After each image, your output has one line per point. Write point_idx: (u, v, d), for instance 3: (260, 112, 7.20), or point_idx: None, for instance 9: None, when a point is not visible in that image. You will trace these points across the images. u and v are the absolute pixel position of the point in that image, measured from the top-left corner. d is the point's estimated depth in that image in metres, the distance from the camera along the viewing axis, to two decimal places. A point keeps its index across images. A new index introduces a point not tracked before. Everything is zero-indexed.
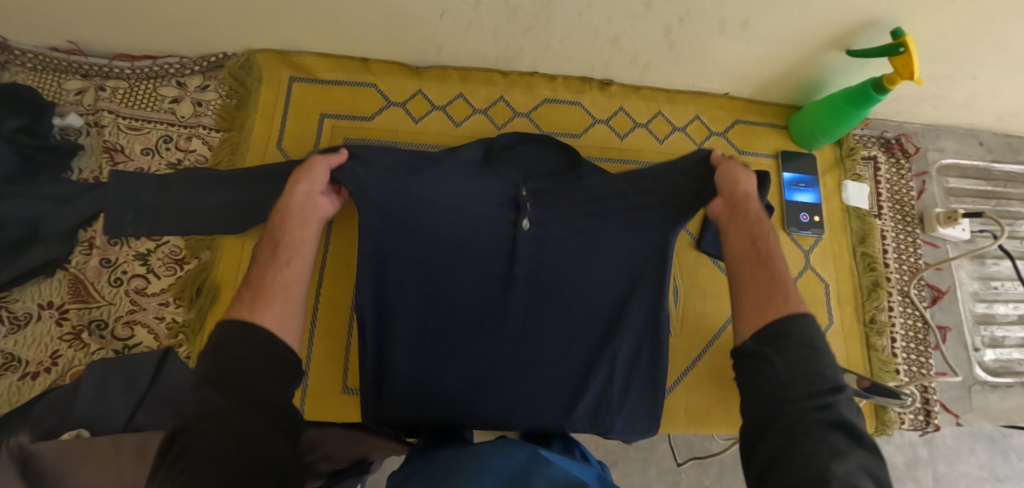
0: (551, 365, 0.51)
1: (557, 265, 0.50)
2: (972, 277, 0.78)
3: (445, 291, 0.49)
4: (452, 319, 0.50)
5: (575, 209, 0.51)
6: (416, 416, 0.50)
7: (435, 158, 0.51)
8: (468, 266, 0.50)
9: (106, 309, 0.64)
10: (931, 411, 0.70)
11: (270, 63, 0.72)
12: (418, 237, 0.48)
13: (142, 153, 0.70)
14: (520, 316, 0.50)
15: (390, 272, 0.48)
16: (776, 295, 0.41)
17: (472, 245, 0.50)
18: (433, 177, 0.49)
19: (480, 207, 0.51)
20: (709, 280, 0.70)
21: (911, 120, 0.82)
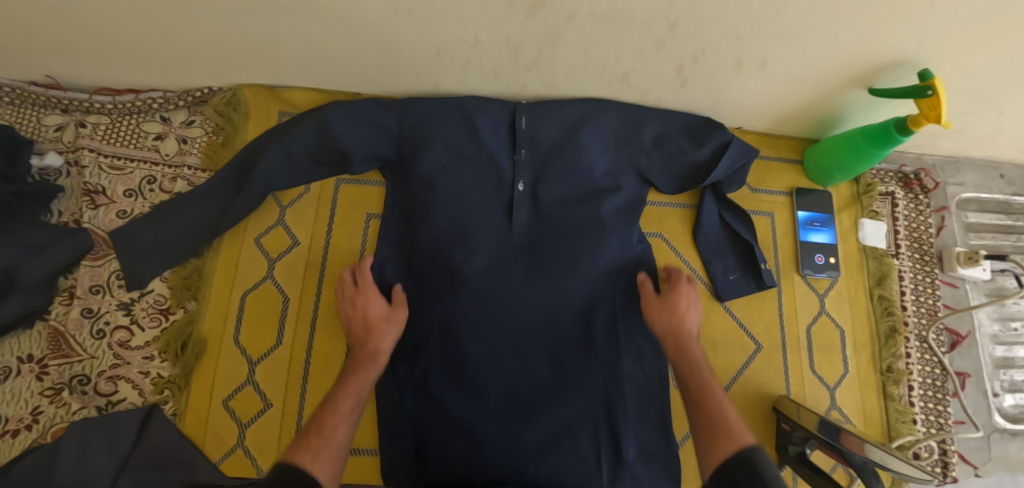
0: (546, 326, 0.57)
1: (548, 231, 0.58)
2: (992, 319, 0.75)
3: (447, 251, 0.57)
4: (453, 274, 0.56)
5: (564, 189, 0.59)
6: (423, 366, 0.56)
7: (441, 144, 0.59)
8: (469, 229, 0.57)
9: (88, 363, 0.61)
10: (949, 463, 0.67)
11: (258, 99, 0.68)
12: (426, 203, 0.58)
13: (125, 194, 0.67)
14: (515, 274, 0.56)
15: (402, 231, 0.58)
16: (720, 432, 0.44)
17: (471, 210, 0.57)
18: (438, 156, 0.58)
19: (480, 180, 0.58)
20: (720, 330, 0.67)
21: (929, 153, 0.79)
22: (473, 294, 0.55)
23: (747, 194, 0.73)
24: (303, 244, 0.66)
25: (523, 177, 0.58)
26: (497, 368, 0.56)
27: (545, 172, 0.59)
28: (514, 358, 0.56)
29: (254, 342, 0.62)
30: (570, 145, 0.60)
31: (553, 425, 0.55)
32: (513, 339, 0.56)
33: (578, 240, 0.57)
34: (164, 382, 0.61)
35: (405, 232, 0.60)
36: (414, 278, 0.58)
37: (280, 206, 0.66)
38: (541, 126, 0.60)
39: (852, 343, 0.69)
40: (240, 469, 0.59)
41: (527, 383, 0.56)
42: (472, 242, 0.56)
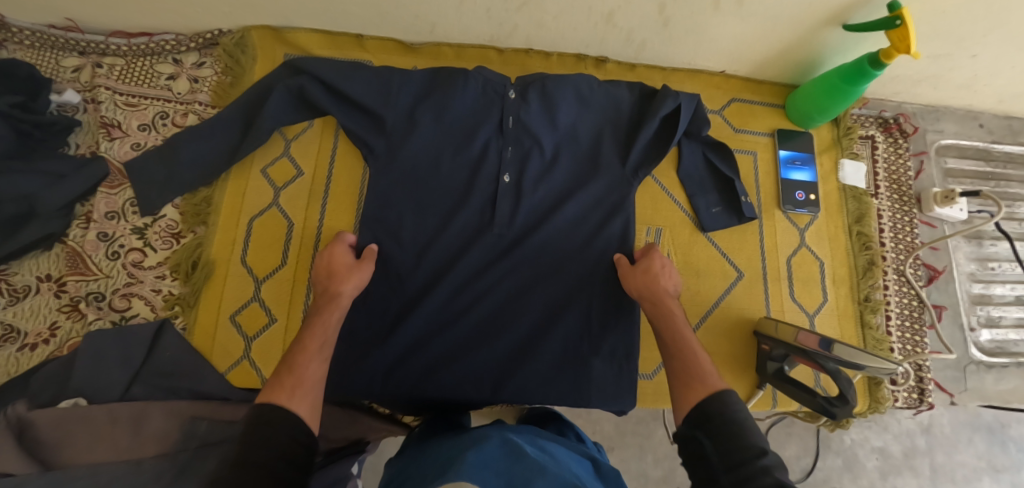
0: (523, 294, 0.65)
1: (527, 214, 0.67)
2: (969, 259, 0.78)
3: (436, 227, 0.65)
4: (442, 247, 0.65)
5: (541, 175, 0.68)
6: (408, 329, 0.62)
7: (432, 132, 0.67)
8: (456, 209, 0.66)
9: (103, 281, 0.64)
10: (925, 389, 0.70)
11: (265, 41, 0.72)
12: (418, 184, 0.66)
13: (139, 129, 0.70)
14: (496, 251, 0.65)
15: (394, 207, 0.65)
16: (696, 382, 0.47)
17: (457, 193, 0.67)
18: (424, 144, 0.67)
19: (464, 167, 0.67)
20: (703, 258, 0.70)
21: (909, 100, 0.82)
22: (464, 250, 0.65)
23: (731, 134, 0.76)
24: (307, 174, 0.69)
25: (505, 158, 0.67)
26: (478, 312, 0.64)
27: (522, 154, 0.68)
28: (496, 299, 0.64)
29: (259, 262, 0.65)
30: (542, 128, 0.68)
31: (529, 363, 0.63)
32: (496, 286, 0.64)
33: (550, 214, 0.66)
34: (175, 300, 0.64)
35: (392, 193, 0.65)
36: (409, 237, 0.65)
37: (284, 152, 0.70)
38: (521, 111, 0.67)
39: (831, 274, 0.72)
40: (246, 380, 0.63)
41: (507, 327, 0.63)
42: (460, 208, 0.66)
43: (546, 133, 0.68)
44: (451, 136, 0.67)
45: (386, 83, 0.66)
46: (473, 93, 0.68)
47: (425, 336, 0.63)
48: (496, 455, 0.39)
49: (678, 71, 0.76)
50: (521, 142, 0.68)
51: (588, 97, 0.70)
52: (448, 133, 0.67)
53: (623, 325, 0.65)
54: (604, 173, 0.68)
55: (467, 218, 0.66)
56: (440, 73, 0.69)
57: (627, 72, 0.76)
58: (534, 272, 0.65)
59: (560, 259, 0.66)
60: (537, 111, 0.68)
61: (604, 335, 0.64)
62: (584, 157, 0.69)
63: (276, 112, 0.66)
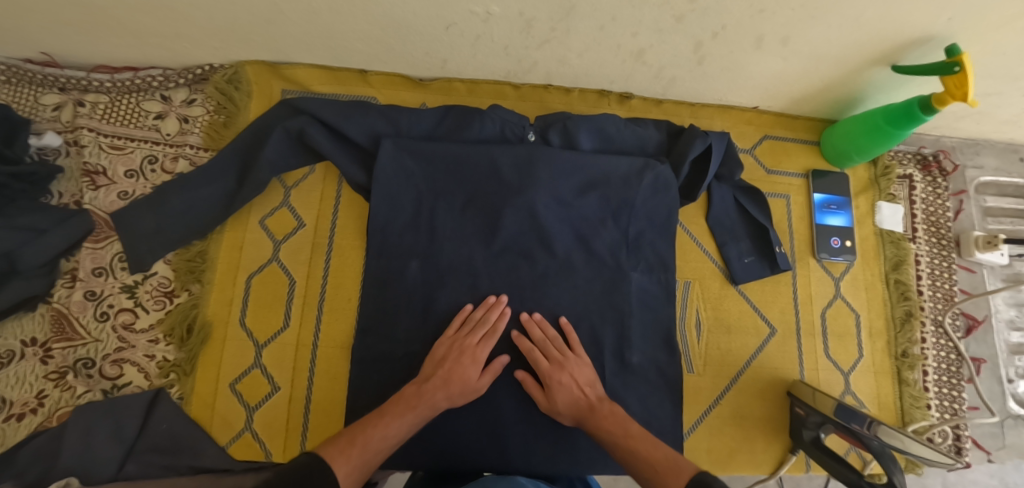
0: None
1: (548, 267, 0.62)
2: (1008, 305, 0.74)
3: (452, 286, 0.60)
4: (456, 310, 0.60)
5: (564, 223, 0.62)
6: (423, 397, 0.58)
7: (443, 180, 0.61)
8: (470, 265, 0.61)
9: (92, 347, 0.60)
10: (963, 449, 0.67)
11: (260, 77, 0.66)
12: (427, 236, 0.61)
13: (125, 175, 0.65)
14: (516, 308, 0.60)
15: (406, 266, 0.60)
16: (665, 468, 0.45)
17: (466, 247, 0.61)
18: (438, 192, 0.62)
19: (480, 219, 0.62)
20: (734, 315, 0.65)
21: (949, 135, 0.76)
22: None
23: (763, 175, 0.71)
24: (309, 225, 0.64)
25: (524, 209, 0.61)
26: (496, 382, 0.59)
27: (546, 200, 0.62)
28: (516, 373, 0.59)
29: (260, 325, 0.61)
30: (569, 170, 0.62)
31: (552, 428, 0.59)
32: (516, 358, 0.59)
33: (573, 267, 0.62)
34: (170, 366, 0.60)
35: (401, 249, 0.61)
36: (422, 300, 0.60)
37: (285, 201, 0.65)
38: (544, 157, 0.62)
39: (867, 328, 0.68)
40: (249, 453, 0.58)
41: (529, 402, 0.59)
42: (476, 262, 0.61)
43: (567, 187, 0.62)
44: (467, 190, 0.62)
45: (397, 128, 0.62)
46: (489, 136, 0.64)
47: (442, 412, 0.58)
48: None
49: (708, 106, 0.71)
50: (543, 197, 0.61)
51: (613, 138, 0.65)
52: (460, 189, 0.62)
53: (650, 389, 0.61)
54: (631, 231, 0.63)
55: (485, 278, 0.61)
56: (451, 113, 0.64)
57: (653, 108, 0.70)
58: (557, 332, 0.60)
59: (585, 328, 0.61)
60: (560, 155, 0.62)
61: (631, 399, 0.60)
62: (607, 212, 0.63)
63: (275, 159, 0.61)
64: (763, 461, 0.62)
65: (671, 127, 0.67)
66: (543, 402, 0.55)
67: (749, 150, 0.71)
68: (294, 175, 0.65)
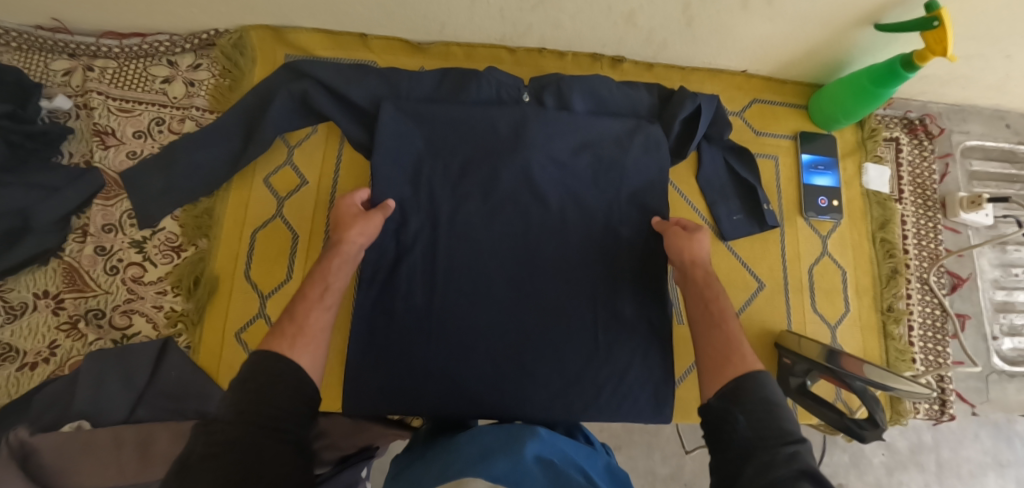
0: (538, 306, 0.62)
1: (542, 222, 0.64)
2: (993, 265, 0.76)
3: (449, 238, 0.62)
4: (454, 262, 0.62)
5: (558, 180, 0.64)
6: (421, 346, 0.60)
7: (440, 138, 0.64)
8: (466, 220, 0.63)
9: (103, 298, 0.62)
10: (947, 401, 0.68)
11: (264, 41, 0.69)
12: (425, 193, 0.63)
13: (133, 136, 0.67)
14: (512, 260, 0.63)
15: (405, 219, 0.63)
16: (733, 355, 0.43)
17: (463, 203, 0.63)
18: (434, 151, 0.64)
19: (475, 177, 0.64)
20: (724, 269, 0.67)
21: (935, 100, 0.78)
22: (477, 271, 0.62)
23: (752, 137, 0.73)
24: (311, 184, 0.66)
25: (518, 167, 0.64)
26: (492, 330, 0.61)
27: (541, 158, 0.64)
28: (514, 325, 0.61)
29: (264, 278, 0.63)
30: (562, 130, 0.64)
31: (547, 376, 0.61)
32: (513, 310, 0.61)
33: (567, 222, 0.64)
34: (178, 317, 0.62)
35: (399, 204, 0.63)
36: (420, 253, 0.62)
37: (289, 160, 0.67)
38: (538, 115, 0.64)
39: (854, 284, 0.69)
40: None
41: (524, 350, 0.61)
42: (473, 217, 0.63)
43: (561, 146, 0.64)
44: (465, 150, 0.64)
45: (397, 88, 0.64)
46: (484, 97, 0.66)
47: (441, 361, 0.60)
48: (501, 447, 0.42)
49: (698, 71, 0.73)
50: (536, 156, 0.64)
51: (606, 99, 0.67)
52: (458, 149, 0.64)
53: (643, 341, 0.63)
54: (623, 191, 0.65)
55: (481, 232, 0.63)
56: (449, 75, 0.66)
57: (644, 72, 0.73)
58: (551, 283, 0.62)
59: (579, 283, 0.63)
60: (553, 114, 0.65)
61: (623, 348, 0.62)
62: (599, 172, 0.65)
63: (279, 119, 0.63)
64: None
65: (662, 90, 0.69)
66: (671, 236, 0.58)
67: (738, 113, 0.73)
68: (297, 135, 0.67)
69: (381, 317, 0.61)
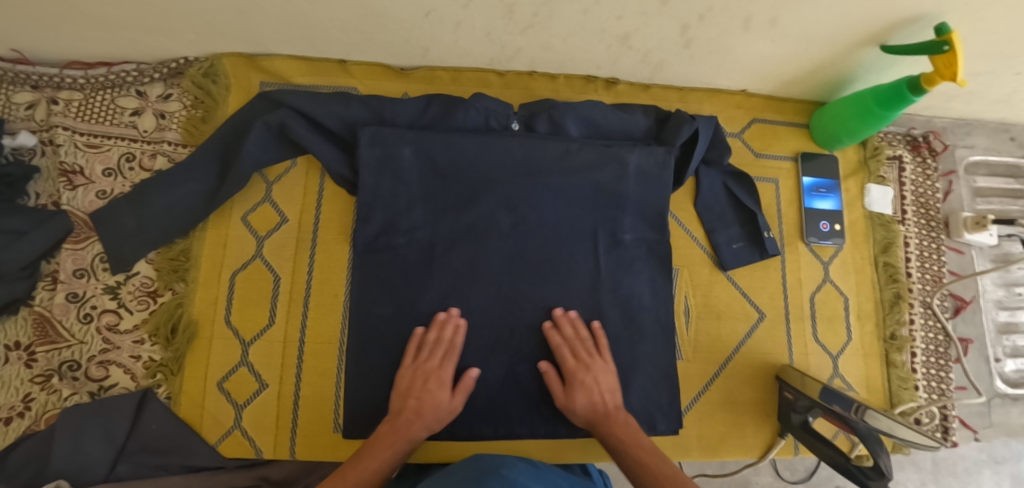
0: (533, 346, 0.60)
1: (536, 255, 0.61)
2: (997, 285, 0.74)
3: (439, 278, 0.60)
4: (443, 302, 0.59)
5: (549, 214, 0.62)
6: None
7: (426, 173, 0.61)
8: (455, 259, 0.60)
9: (77, 349, 0.59)
10: (949, 428, 0.67)
11: (238, 69, 0.65)
12: (410, 233, 0.61)
13: (103, 173, 0.64)
14: (506, 298, 0.60)
15: (391, 259, 0.60)
16: None
17: (451, 241, 0.61)
18: (419, 186, 0.61)
19: (463, 213, 0.61)
20: (723, 299, 0.65)
21: (940, 115, 0.76)
22: (467, 309, 0.60)
23: (752, 159, 0.70)
24: (292, 220, 0.63)
25: (507, 201, 0.61)
26: (486, 373, 0.59)
27: (530, 191, 0.61)
28: (511, 367, 0.59)
29: (246, 322, 0.60)
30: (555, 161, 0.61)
31: (542, 415, 0.59)
32: (508, 351, 0.59)
33: (560, 254, 0.62)
34: (156, 366, 0.59)
35: (385, 244, 0.60)
36: (406, 291, 0.59)
37: (267, 195, 0.63)
38: (529, 144, 0.62)
39: (857, 312, 0.68)
40: (239, 450, 0.57)
41: (519, 389, 0.59)
42: (462, 255, 0.60)
43: (554, 177, 0.62)
44: (451, 186, 0.61)
45: (382, 121, 0.61)
46: (473, 127, 0.63)
47: None
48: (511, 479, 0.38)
49: (696, 90, 0.70)
50: (526, 188, 0.61)
51: (600, 126, 0.64)
52: (447, 183, 0.61)
53: (646, 378, 0.60)
54: (621, 221, 0.63)
55: (472, 272, 0.60)
56: (436, 101, 0.63)
57: (640, 93, 0.69)
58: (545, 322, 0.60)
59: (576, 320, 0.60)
60: (544, 144, 0.62)
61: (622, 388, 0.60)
62: (594, 202, 0.63)
63: (255, 154, 0.60)
64: (752, 445, 0.63)
65: (658, 113, 0.66)
66: (560, 397, 0.56)
67: (736, 133, 0.70)
68: (277, 170, 0.64)
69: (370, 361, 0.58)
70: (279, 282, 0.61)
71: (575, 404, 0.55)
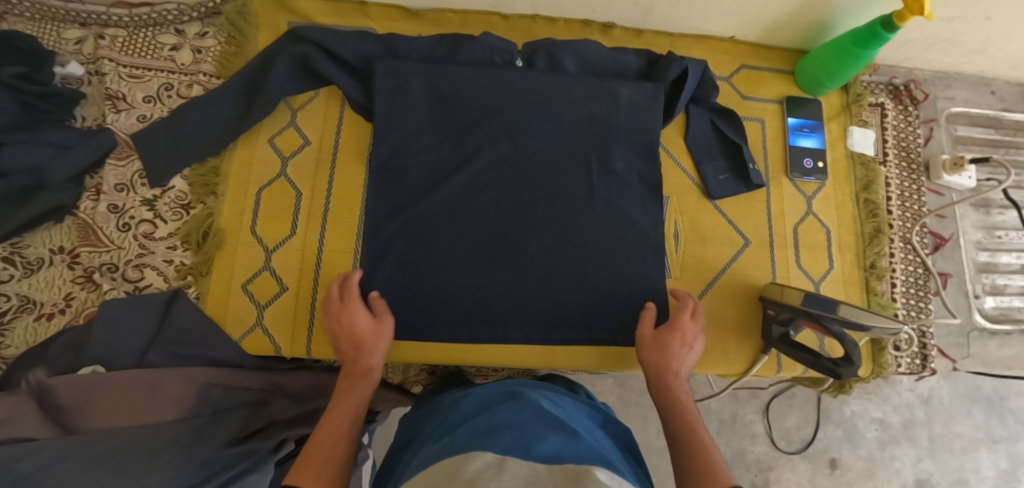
0: (530, 257, 0.64)
1: (536, 177, 0.66)
2: (976, 227, 0.78)
3: (442, 192, 0.65)
4: (449, 217, 0.64)
5: (547, 139, 0.67)
6: (418, 297, 0.63)
7: (435, 100, 0.66)
8: (461, 177, 0.65)
9: (116, 253, 0.65)
10: (928, 355, 0.71)
11: (267, 9, 0.71)
12: (418, 155, 0.66)
13: (144, 100, 0.70)
14: (506, 215, 0.65)
15: (401, 177, 0.65)
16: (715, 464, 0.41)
17: (459, 162, 0.66)
18: (422, 108, 0.66)
19: (470, 136, 0.66)
20: (710, 227, 0.69)
21: (921, 66, 0.80)
22: (469, 221, 0.65)
23: (738, 101, 0.74)
24: (313, 143, 0.68)
25: (510, 126, 0.67)
26: (487, 281, 0.63)
27: (530, 118, 0.67)
28: (509, 278, 0.64)
29: (269, 232, 0.65)
30: (554, 92, 0.67)
31: (539, 322, 0.64)
32: (507, 264, 0.64)
33: (559, 176, 0.66)
34: (187, 269, 0.65)
35: (393, 162, 0.65)
36: (414, 207, 0.64)
37: (290, 120, 0.69)
38: (531, 75, 0.67)
39: (838, 242, 0.72)
40: (258, 346, 0.63)
41: (517, 297, 0.64)
42: (466, 174, 0.65)
43: (551, 106, 0.67)
44: (458, 113, 0.66)
45: (395, 56, 0.67)
46: (480, 60, 0.68)
47: (435, 312, 0.63)
48: (521, 421, 0.38)
49: (686, 37, 0.75)
50: (526, 116, 0.67)
51: (596, 62, 0.69)
52: (455, 108, 0.66)
53: (636, 291, 0.65)
54: (613, 150, 0.68)
55: (475, 191, 0.65)
56: (446, 39, 0.68)
57: (634, 38, 0.74)
58: (541, 236, 0.65)
59: (570, 236, 0.65)
60: (544, 74, 0.68)
61: (613, 300, 0.64)
62: (591, 131, 0.68)
63: (281, 80, 0.65)
64: (736, 360, 0.67)
65: (650, 53, 0.71)
66: (650, 335, 0.58)
67: (724, 77, 0.75)
68: (300, 99, 0.70)
69: (376, 268, 0.62)
70: (298, 197, 0.66)
71: (661, 346, 0.56)
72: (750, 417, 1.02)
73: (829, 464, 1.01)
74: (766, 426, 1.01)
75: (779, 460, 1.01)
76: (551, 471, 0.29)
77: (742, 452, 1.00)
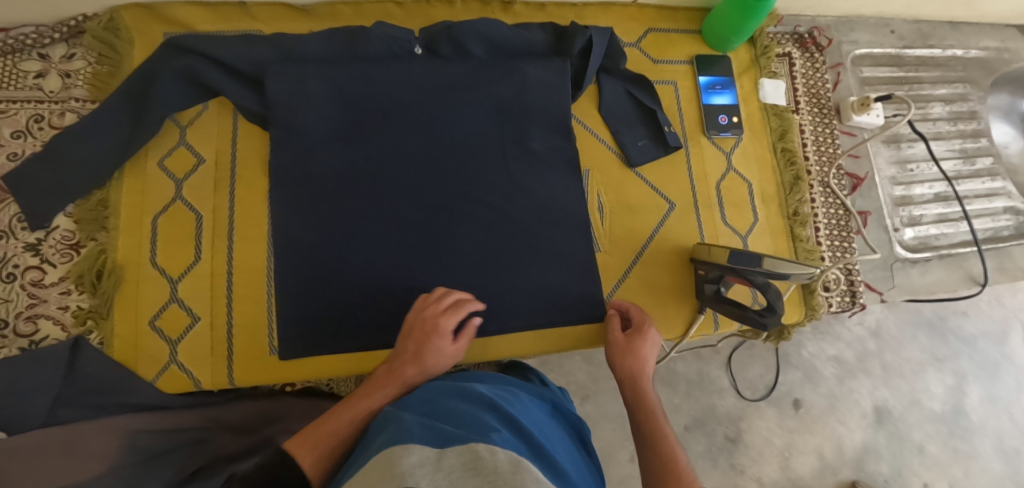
0: (457, 251, 0.62)
1: (451, 168, 0.64)
2: (890, 163, 0.81)
3: (355, 196, 0.62)
4: (368, 220, 0.62)
5: (459, 127, 0.65)
6: (342, 309, 0.60)
7: (333, 99, 0.62)
8: (374, 178, 0.62)
9: (2, 307, 0.59)
10: (856, 292, 0.74)
11: (139, 21, 0.66)
12: (322, 159, 0.62)
13: (12, 136, 0.63)
14: (425, 211, 0.63)
15: (309, 185, 0.61)
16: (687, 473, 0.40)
17: (370, 162, 0.63)
18: (321, 109, 0.62)
19: (377, 133, 0.63)
20: (637, 196, 0.69)
21: (823, 13, 0.81)
22: (386, 222, 0.62)
23: (650, 66, 0.74)
24: (209, 161, 0.64)
25: (417, 119, 0.64)
26: (414, 282, 0.61)
27: (437, 108, 0.64)
28: (436, 275, 0.62)
29: (172, 261, 0.61)
30: (458, 78, 0.65)
31: None
32: (432, 261, 0.62)
33: (476, 164, 0.65)
34: (86, 313, 0.60)
35: (298, 170, 0.61)
36: (327, 216, 0.61)
37: (180, 139, 0.64)
38: (431, 63, 0.65)
39: (760, 194, 0.73)
40: (178, 383, 0.60)
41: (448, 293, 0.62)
42: (379, 174, 0.63)
43: (456, 93, 0.65)
44: (361, 111, 0.63)
45: (286, 57, 0.63)
46: (376, 52, 0.65)
47: (364, 321, 0.60)
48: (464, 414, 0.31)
49: (590, 6, 0.73)
50: (431, 106, 0.64)
51: (500, 41, 0.67)
52: (358, 105, 0.63)
53: (568, 270, 0.64)
54: (528, 130, 0.66)
55: (389, 190, 0.63)
56: (340, 32, 0.64)
57: (537, 13, 0.72)
58: (462, 228, 0.63)
59: (491, 224, 0.64)
60: (445, 60, 0.65)
61: (547, 283, 0.63)
62: (501, 113, 0.66)
63: (161, 96, 0.60)
64: (674, 324, 0.67)
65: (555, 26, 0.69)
66: (622, 342, 0.57)
67: (632, 42, 0.74)
68: (187, 117, 0.65)
69: (293, 285, 0.59)
70: (201, 222, 0.62)
71: (635, 353, 0.55)
72: (716, 372, 1.04)
73: (793, 405, 1.05)
74: (731, 379, 1.04)
75: (747, 409, 1.03)
76: (492, 451, 0.21)
77: (712, 407, 1.02)
